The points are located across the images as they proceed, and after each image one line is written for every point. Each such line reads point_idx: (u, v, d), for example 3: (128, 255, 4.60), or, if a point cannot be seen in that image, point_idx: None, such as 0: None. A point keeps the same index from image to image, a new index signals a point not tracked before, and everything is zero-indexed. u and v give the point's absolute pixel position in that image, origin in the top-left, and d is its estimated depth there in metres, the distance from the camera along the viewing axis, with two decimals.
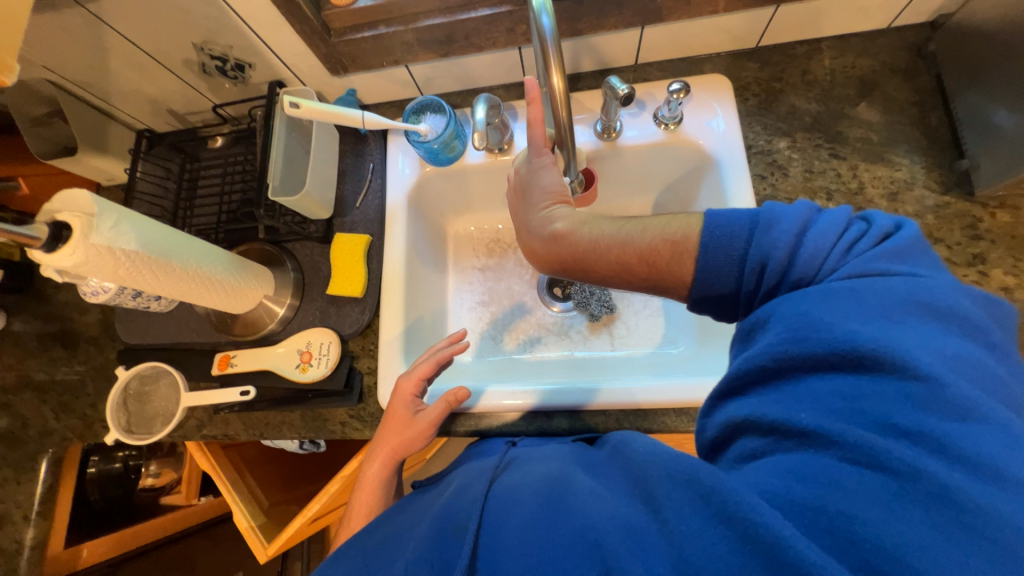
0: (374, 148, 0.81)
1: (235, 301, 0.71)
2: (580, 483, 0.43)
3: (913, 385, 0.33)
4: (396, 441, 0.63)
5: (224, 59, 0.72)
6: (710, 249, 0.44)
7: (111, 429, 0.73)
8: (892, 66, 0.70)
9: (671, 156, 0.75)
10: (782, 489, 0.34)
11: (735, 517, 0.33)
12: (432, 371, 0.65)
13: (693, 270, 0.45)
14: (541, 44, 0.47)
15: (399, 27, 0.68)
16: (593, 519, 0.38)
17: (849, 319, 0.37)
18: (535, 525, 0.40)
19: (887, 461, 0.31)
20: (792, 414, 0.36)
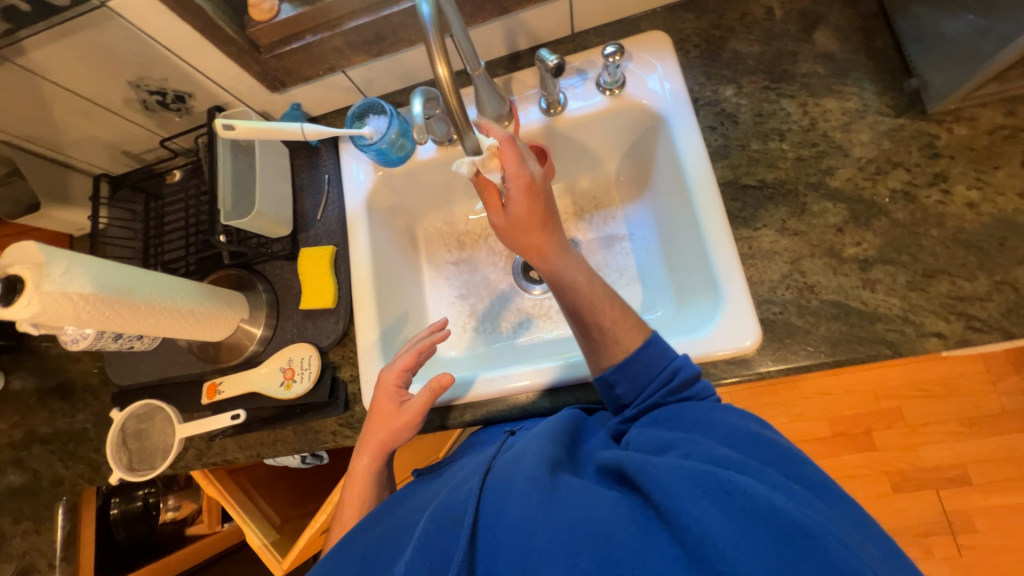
0: (327, 159, 0.82)
1: (212, 329, 0.72)
2: (567, 477, 0.45)
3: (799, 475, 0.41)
4: (384, 433, 0.64)
5: (162, 92, 0.72)
6: (627, 363, 0.54)
7: (114, 469, 0.75)
8: None
9: (621, 121, 0.74)
10: (743, 506, 0.36)
11: (735, 496, 0.37)
12: (414, 360, 0.66)
13: (616, 357, 0.56)
14: (427, 35, 0.46)
15: (326, 33, 0.67)
16: (596, 513, 0.40)
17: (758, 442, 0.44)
18: (529, 514, 0.42)
19: (806, 505, 0.37)
20: (726, 457, 0.41)
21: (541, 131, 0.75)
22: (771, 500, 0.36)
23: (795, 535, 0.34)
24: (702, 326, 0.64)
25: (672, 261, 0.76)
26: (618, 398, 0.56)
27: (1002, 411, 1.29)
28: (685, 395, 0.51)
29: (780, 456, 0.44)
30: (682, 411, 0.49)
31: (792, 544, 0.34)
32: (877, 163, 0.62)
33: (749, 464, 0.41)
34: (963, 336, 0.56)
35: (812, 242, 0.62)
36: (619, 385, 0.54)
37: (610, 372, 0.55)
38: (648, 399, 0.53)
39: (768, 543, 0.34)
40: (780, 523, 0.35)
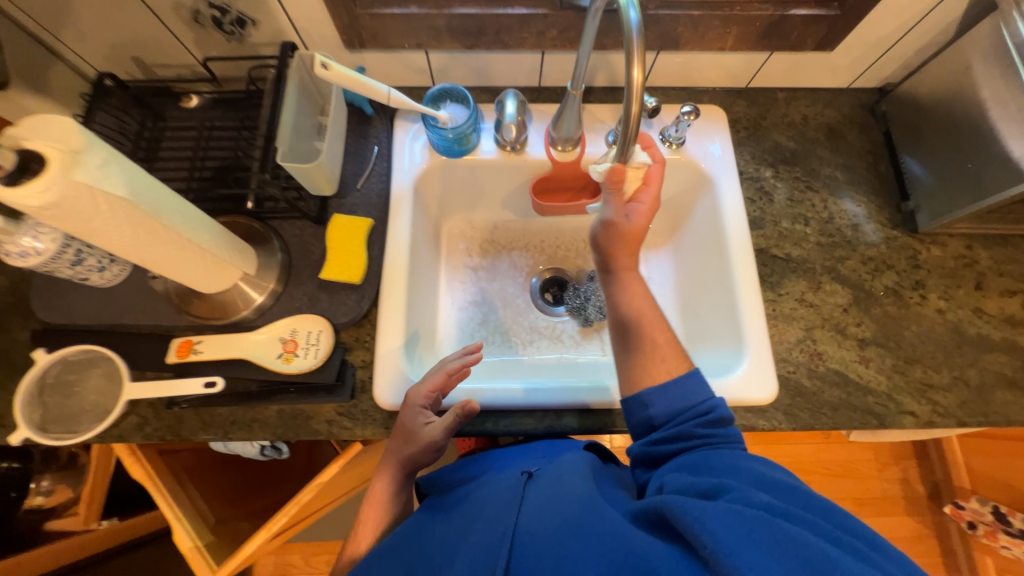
0: (379, 130, 0.78)
1: (213, 276, 0.62)
2: (605, 510, 0.47)
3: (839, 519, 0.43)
4: (402, 453, 0.61)
5: (224, 9, 0.65)
6: (666, 387, 0.57)
7: (21, 426, 0.59)
8: (851, 119, 0.83)
9: (673, 175, 0.81)
10: (794, 556, 0.37)
11: (785, 543, 0.38)
12: (444, 382, 0.62)
13: (657, 377, 0.58)
14: (628, 36, 0.44)
15: (431, 10, 0.66)
16: (636, 553, 0.42)
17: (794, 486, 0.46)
18: (569, 561, 0.43)
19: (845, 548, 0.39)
20: (769, 500, 0.43)
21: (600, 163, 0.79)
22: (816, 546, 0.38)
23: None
24: (722, 374, 0.69)
25: (688, 312, 0.82)
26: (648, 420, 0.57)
27: (884, 495, 1.51)
28: (719, 432, 0.54)
29: (813, 496, 0.45)
30: (713, 454, 0.51)
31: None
32: (876, 263, 0.74)
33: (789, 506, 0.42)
34: (929, 417, 0.67)
35: (822, 316, 0.71)
36: (655, 405, 0.57)
37: (646, 391, 0.58)
38: (679, 424, 0.56)
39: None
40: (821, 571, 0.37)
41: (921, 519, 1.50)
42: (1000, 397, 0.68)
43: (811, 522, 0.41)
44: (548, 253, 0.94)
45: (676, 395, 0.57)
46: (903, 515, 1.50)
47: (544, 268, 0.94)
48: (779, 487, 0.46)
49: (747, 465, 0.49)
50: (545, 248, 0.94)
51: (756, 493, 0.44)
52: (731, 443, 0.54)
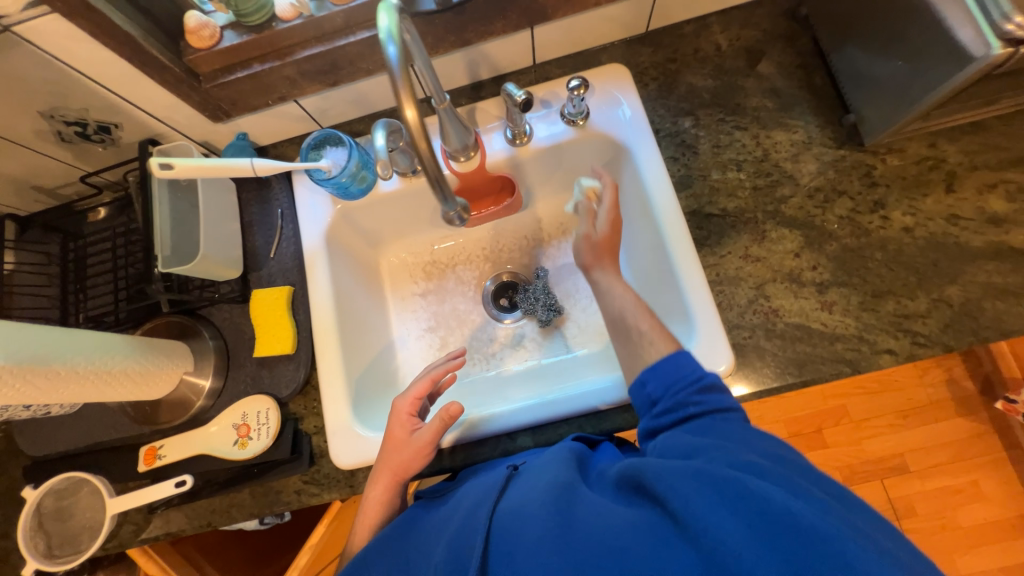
0: (279, 191, 0.76)
1: (152, 385, 0.64)
2: (586, 493, 0.46)
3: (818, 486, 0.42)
4: (396, 460, 0.62)
5: (82, 123, 0.64)
6: (657, 366, 0.53)
7: (29, 559, 0.64)
8: (773, 33, 0.73)
9: (586, 151, 0.76)
10: (765, 522, 0.36)
11: (748, 499, 0.38)
12: (429, 388, 0.66)
13: (650, 359, 0.55)
14: (391, 74, 0.39)
15: (276, 62, 0.62)
16: (612, 528, 0.41)
17: (776, 452, 0.45)
18: (548, 537, 0.41)
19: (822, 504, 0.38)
20: (745, 461, 0.42)
21: (507, 162, 0.76)
22: (787, 505, 0.37)
23: (801, 542, 0.35)
24: None
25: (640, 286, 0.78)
26: (647, 397, 0.53)
27: (930, 401, 1.42)
28: (710, 398, 0.50)
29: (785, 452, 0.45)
30: (718, 423, 0.48)
31: (800, 544, 0.35)
32: (825, 192, 0.66)
33: (760, 462, 0.42)
34: (910, 350, 0.60)
35: (773, 267, 0.65)
36: (649, 384, 0.53)
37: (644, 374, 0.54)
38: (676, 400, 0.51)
39: (776, 548, 0.35)
40: (791, 526, 0.36)
41: (974, 417, 1.40)
42: (990, 309, 0.60)
43: (779, 477, 0.40)
44: (492, 259, 0.91)
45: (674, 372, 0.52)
46: (955, 417, 1.41)
47: (491, 275, 0.90)
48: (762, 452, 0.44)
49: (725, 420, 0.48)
50: (488, 256, 0.91)
51: (732, 458, 0.43)
52: (725, 409, 0.49)
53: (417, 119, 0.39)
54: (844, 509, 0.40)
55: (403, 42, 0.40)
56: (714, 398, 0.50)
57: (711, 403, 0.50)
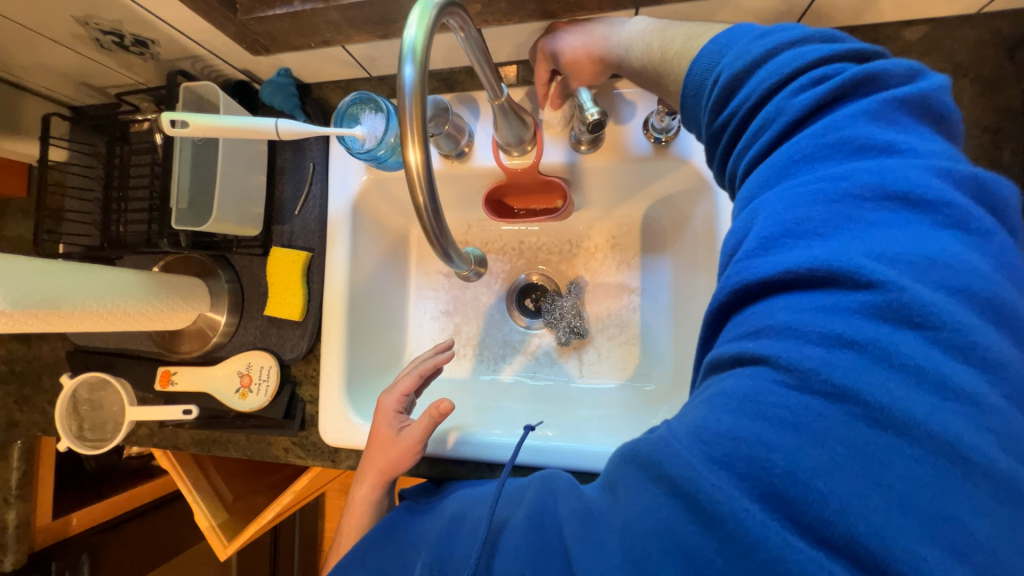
0: (315, 143, 0.69)
1: (166, 323, 0.65)
2: (569, 492, 0.39)
3: (895, 407, 0.27)
4: (383, 461, 0.61)
5: (118, 33, 0.59)
6: (727, 88, 0.39)
7: (63, 437, 0.73)
8: (968, 71, 0.53)
9: (660, 172, 0.64)
10: (714, 480, 0.29)
11: (694, 490, 0.29)
12: (416, 385, 0.64)
13: (717, 94, 0.40)
14: (400, 105, 0.32)
15: (319, 3, 0.53)
16: (564, 525, 0.36)
17: (861, 321, 0.29)
18: (522, 552, 0.37)
19: (851, 444, 0.27)
20: (786, 355, 0.30)
21: (566, 168, 0.65)
22: (733, 503, 0.28)
23: (741, 549, 0.27)
24: None
25: (679, 335, 0.72)
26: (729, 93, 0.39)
27: None
28: (783, 115, 0.36)
29: (852, 360, 0.28)
30: (781, 195, 0.34)
31: (738, 547, 0.27)
32: None
33: (767, 388, 0.30)
34: None
35: None
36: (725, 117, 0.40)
37: (686, 97, 0.43)
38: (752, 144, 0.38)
39: (711, 530, 0.28)
40: (722, 517, 0.28)
41: None
42: None
43: (807, 403, 0.28)
44: (527, 256, 0.82)
45: (752, 156, 0.38)
46: None
47: (522, 273, 0.83)
48: (837, 327, 0.29)
49: (789, 251, 0.32)
50: (524, 251, 0.82)
51: (754, 363, 0.31)
52: (830, 177, 0.33)
53: (422, 165, 0.33)
54: (910, 442, 0.27)
55: (426, 59, 0.32)
56: (786, 199, 0.34)
57: (782, 203, 0.34)
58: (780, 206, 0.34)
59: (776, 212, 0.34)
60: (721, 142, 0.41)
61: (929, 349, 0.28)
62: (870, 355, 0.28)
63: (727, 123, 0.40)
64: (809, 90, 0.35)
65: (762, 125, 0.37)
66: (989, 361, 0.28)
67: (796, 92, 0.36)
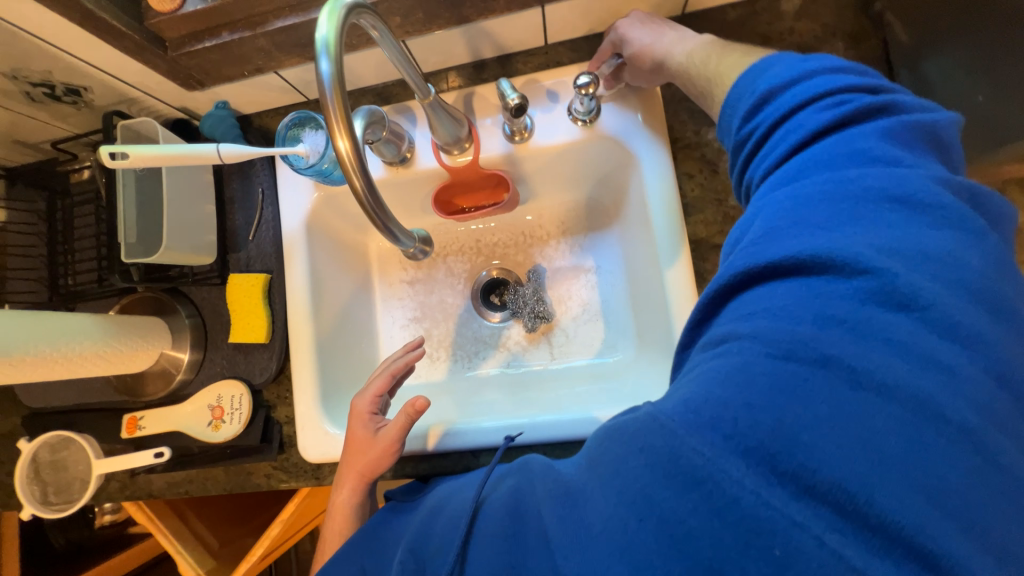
0: (261, 169, 0.71)
1: (126, 365, 0.64)
2: (544, 475, 0.41)
3: (877, 380, 0.30)
4: (361, 463, 0.62)
5: (49, 84, 0.60)
6: (737, 111, 0.45)
7: (26, 504, 0.70)
8: (836, 29, 0.60)
9: (593, 152, 0.69)
10: (707, 444, 0.31)
11: (684, 457, 0.31)
12: (388, 385, 0.66)
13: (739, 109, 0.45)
14: (320, 98, 0.35)
15: (245, 32, 0.56)
16: (541, 504, 0.38)
17: (854, 312, 0.32)
18: (495, 543, 0.38)
19: (843, 419, 0.30)
20: (783, 334, 0.33)
21: (505, 159, 0.68)
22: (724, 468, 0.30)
23: (726, 509, 0.29)
24: None
25: (636, 304, 0.76)
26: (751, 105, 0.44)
27: None
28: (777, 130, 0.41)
29: (842, 339, 0.31)
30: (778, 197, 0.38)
31: (727, 507, 0.29)
32: None
33: (761, 363, 0.32)
34: None
35: None
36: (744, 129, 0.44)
37: (721, 116, 0.48)
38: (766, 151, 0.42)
39: (697, 496, 0.30)
40: (710, 483, 0.30)
41: None
42: None
43: (803, 378, 0.31)
44: (485, 253, 0.86)
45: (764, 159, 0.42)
46: None
47: (483, 269, 0.86)
48: (832, 313, 0.33)
49: (787, 240, 0.36)
50: (481, 248, 0.86)
51: (756, 339, 0.34)
52: (817, 185, 0.37)
53: (353, 151, 0.35)
54: (894, 413, 0.29)
55: (340, 55, 0.35)
56: (788, 200, 0.38)
57: (788, 203, 0.38)
58: (779, 205, 0.38)
59: (779, 211, 0.38)
60: (742, 150, 0.45)
61: (909, 333, 0.31)
62: (861, 336, 0.31)
63: (748, 133, 0.44)
64: (835, 111, 0.39)
65: (779, 125, 0.42)
66: (972, 342, 0.31)
67: (814, 112, 0.40)
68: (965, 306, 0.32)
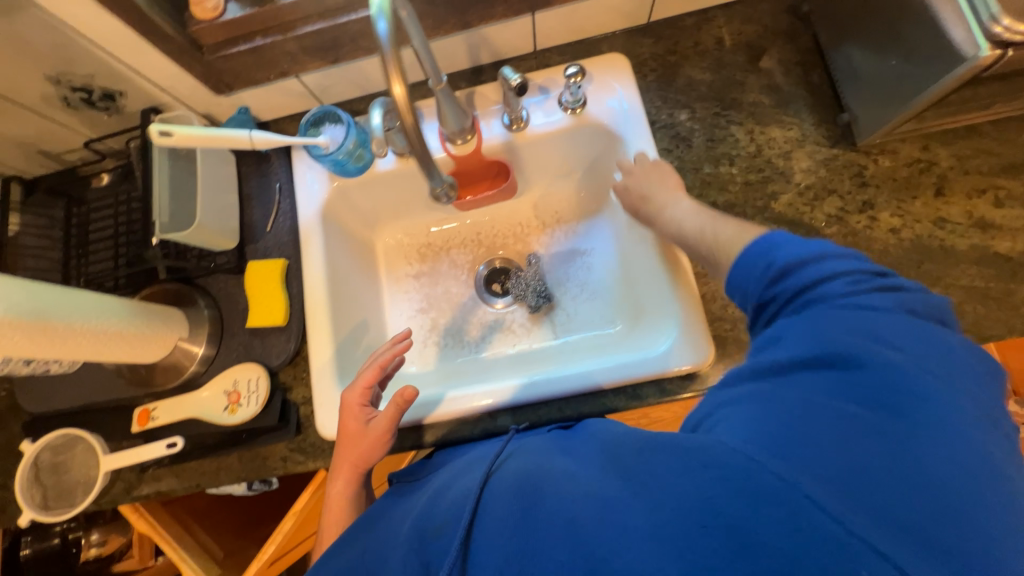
0: (278, 166, 0.77)
1: (145, 351, 0.66)
2: (561, 468, 0.39)
3: (932, 475, 0.31)
4: (354, 455, 0.63)
5: (88, 89, 0.66)
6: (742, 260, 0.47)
7: (25, 509, 0.67)
8: (774, 30, 0.73)
9: (582, 140, 0.77)
10: (769, 480, 0.31)
11: (754, 488, 0.31)
12: (376, 376, 0.65)
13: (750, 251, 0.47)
14: (380, 50, 0.41)
15: (278, 36, 0.64)
16: (568, 497, 0.36)
17: (906, 428, 0.33)
18: (511, 521, 0.37)
19: (907, 505, 0.30)
20: (834, 420, 0.34)
21: (505, 147, 0.76)
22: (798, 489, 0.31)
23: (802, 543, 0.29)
24: (652, 347, 0.68)
25: (629, 277, 0.81)
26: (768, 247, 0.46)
27: None
28: (794, 276, 0.43)
29: (895, 440, 0.32)
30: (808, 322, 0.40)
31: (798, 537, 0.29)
32: (815, 190, 0.67)
33: (817, 432, 0.33)
34: None
35: None
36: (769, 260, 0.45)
37: (733, 274, 0.47)
38: (792, 299, 0.43)
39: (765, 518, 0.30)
40: (779, 498, 0.30)
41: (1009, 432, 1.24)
42: (968, 313, 0.60)
43: (860, 458, 0.32)
44: (486, 245, 0.91)
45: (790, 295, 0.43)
46: None
47: (485, 260, 0.91)
48: (883, 425, 0.33)
49: (822, 354, 0.37)
50: (482, 241, 0.92)
51: (809, 418, 0.34)
52: (843, 313, 0.39)
53: (405, 96, 0.43)
54: (946, 496, 0.31)
55: (393, 18, 0.42)
56: (816, 325, 0.40)
57: (832, 320, 0.39)
58: (813, 332, 0.39)
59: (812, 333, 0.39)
60: (764, 312, 0.45)
61: (954, 437, 0.33)
62: (913, 444, 0.32)
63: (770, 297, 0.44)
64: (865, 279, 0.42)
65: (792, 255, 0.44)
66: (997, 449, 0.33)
67: (840, 284, 0.41)
68: (991, 433, 0.34)
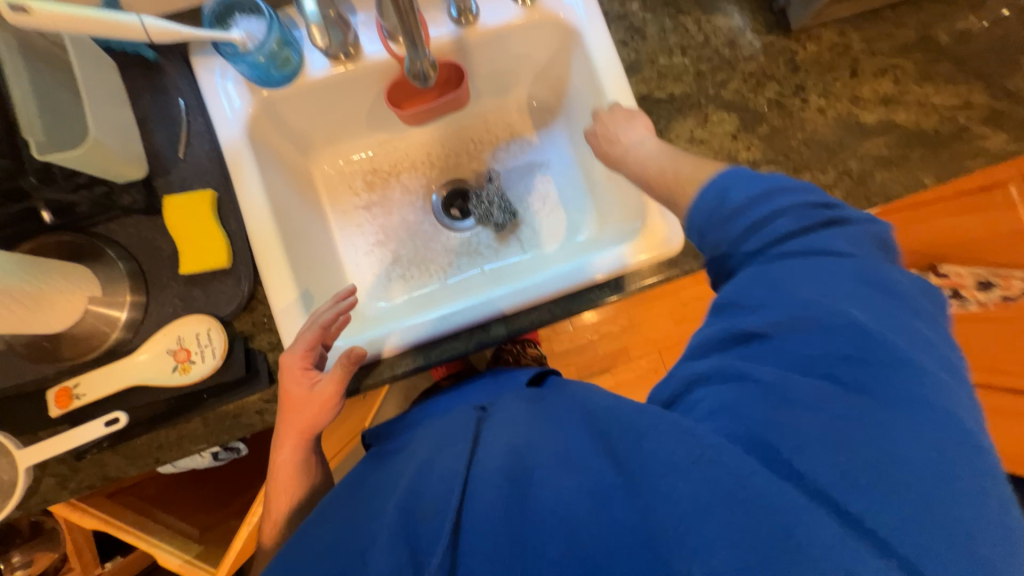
0: (181, 80, 0.64)
1: (43, 314, 0.53)
2: (546, 455, 0.40)
3: (931, 471, 0.32)
4: (301, 421, 0.58)
5: None
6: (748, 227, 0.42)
7: None
8: None
9: (534, 37, 0.73)
10: (763, 484, 0.33)
11: (757, 507, 0.32)
12: (320, 337, 0.58)
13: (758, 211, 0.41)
14: None
15: None
16: (561, 495, 0.37)
17: (914, 425, 0.33)
18: (499, 503, 0.37)
19: (899, 499, 0.31)
20: (839, 413, 0.34)
21: (454, 44, 0.71)
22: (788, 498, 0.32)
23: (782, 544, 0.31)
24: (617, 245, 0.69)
25: (591, 183, 0.81)
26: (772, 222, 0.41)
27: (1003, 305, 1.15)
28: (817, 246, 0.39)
29: (899, 434, 0.32)
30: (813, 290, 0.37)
31: (782, 539, 0.31)
32: (757, 76, 0.71)
33: (813, 429, 0.34)
34: None
35: (715, 148, 0.70)
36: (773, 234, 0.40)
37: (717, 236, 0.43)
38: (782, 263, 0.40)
39: (752, 530, 0.32)
40: (768, 512, 0.32)
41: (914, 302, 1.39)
42: (880, 177, 0.70)
43: (860, 454, 0.32)
44: (439, 166, 0.85)
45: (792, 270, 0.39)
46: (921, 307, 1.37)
47: (438, 183, 0.85)
48: (884, 418, 0.33)
49: (833, 335, 0.36)
50: (433, 162, 0.85)
51: (815, 415, 0.34)
52: (857, 294, 0.37)
53: None
54: (946, 498, 0.31)
55: None
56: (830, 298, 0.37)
57: (852, 301, 0.36)
58: (822, 309, 0.37)
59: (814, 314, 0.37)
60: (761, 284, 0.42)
61: (956, 433, 0.33)
62: (913, 437, 0.32)
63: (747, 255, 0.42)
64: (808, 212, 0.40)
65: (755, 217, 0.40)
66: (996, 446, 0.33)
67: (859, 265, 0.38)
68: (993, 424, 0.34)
